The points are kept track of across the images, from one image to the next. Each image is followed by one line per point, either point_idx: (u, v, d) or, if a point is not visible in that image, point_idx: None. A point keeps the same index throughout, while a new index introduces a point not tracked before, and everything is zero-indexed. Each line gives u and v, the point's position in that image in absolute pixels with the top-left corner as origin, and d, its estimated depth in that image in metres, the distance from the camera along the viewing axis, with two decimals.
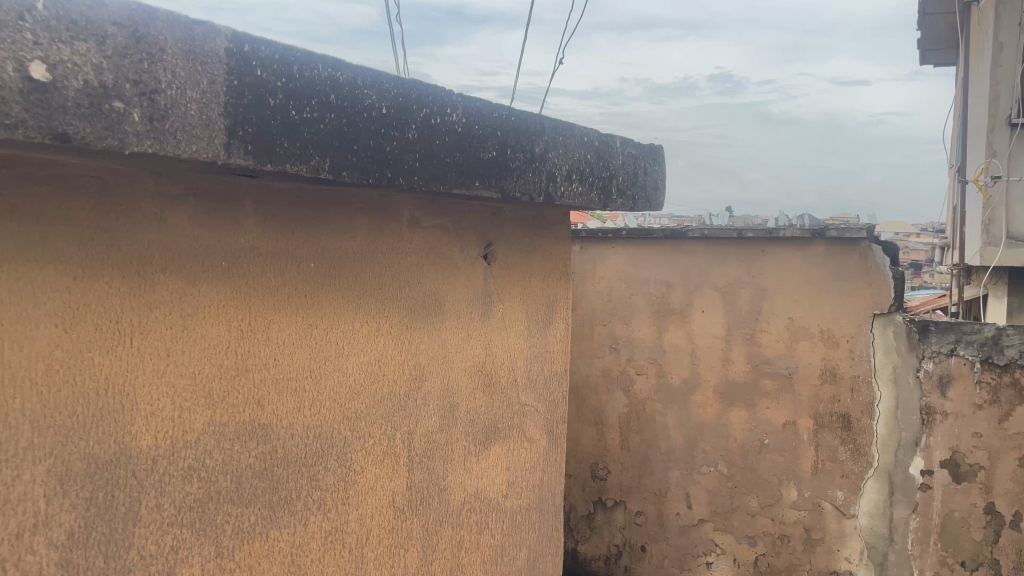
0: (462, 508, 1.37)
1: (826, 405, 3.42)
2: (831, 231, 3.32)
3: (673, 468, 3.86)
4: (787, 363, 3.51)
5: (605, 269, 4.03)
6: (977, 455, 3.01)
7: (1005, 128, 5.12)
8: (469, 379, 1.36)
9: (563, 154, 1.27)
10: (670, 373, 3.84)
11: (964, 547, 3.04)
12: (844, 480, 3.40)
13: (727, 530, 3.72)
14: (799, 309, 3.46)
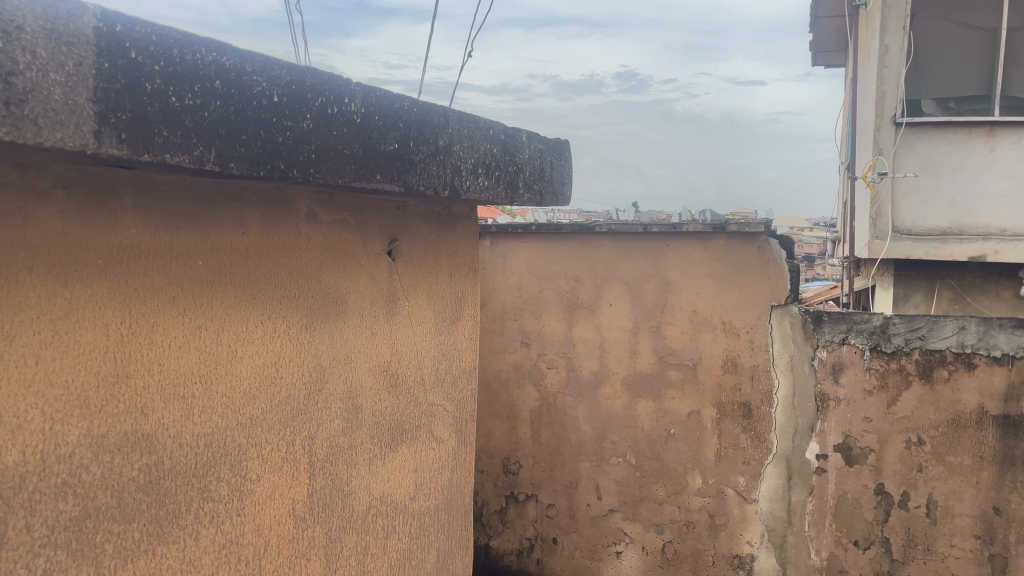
0: (367, 513, 1.33)
1: (727, 394, 3.52)
2: (731, 226, 3.39)
3: (583, 460, 3.89)
4: (691, 355, 3.59)
5: (514, 264, 4.01)
6: (868, 439, 3.20)
7: (890, 126, 5.39)
8: (374, 380, 1.32)
9: (468, 147, 1.24)
10: (579, 366, 3.87)
11: (857, 527, 3.25)
12: (745, 466, 3.50)
13: (635, 519, 3.78)
14: (702, 301, 3.55)
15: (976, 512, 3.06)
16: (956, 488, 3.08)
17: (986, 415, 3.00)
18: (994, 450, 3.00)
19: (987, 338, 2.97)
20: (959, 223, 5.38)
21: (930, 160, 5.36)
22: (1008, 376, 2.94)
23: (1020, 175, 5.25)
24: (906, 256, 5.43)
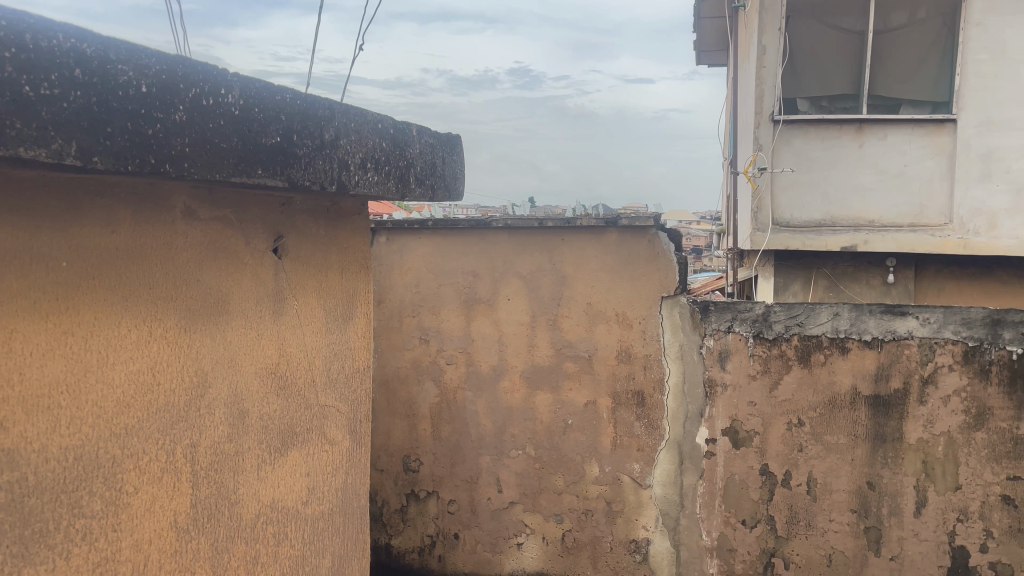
0: (256, 521, 1.28)
1: (622, 383, 3.62)
2: (623, 220, 3.48)
3: (483, 454, 3.89)
4: (587, 346, 3.66)
5: (411, 260, 3.92)
6: (752, 422, 3.35)
7: (768, 124, 5.66)
8: (261, 383, 1.27)
9: (356, 141, 1.21)
10: (478, 360, 3.85)
11: (743, 507, 3.41)
12: (640, 453, 3.64)
13: (535, 510, 3.83)
14: (596, 294, 3.61)
15: (852, 487, 3.28)
16: (833, 465, 3.28)
17: (859, 395, 3.21)
18: (866, 428, 3.22)
19: (858, 323, 3.17)
20: (832, 215, 5.71)
21: (806, 156, 5.66)
22: (878, 358, 3.16)
23: (886, 170, 5.62)
24: (784, 247, 5.72)
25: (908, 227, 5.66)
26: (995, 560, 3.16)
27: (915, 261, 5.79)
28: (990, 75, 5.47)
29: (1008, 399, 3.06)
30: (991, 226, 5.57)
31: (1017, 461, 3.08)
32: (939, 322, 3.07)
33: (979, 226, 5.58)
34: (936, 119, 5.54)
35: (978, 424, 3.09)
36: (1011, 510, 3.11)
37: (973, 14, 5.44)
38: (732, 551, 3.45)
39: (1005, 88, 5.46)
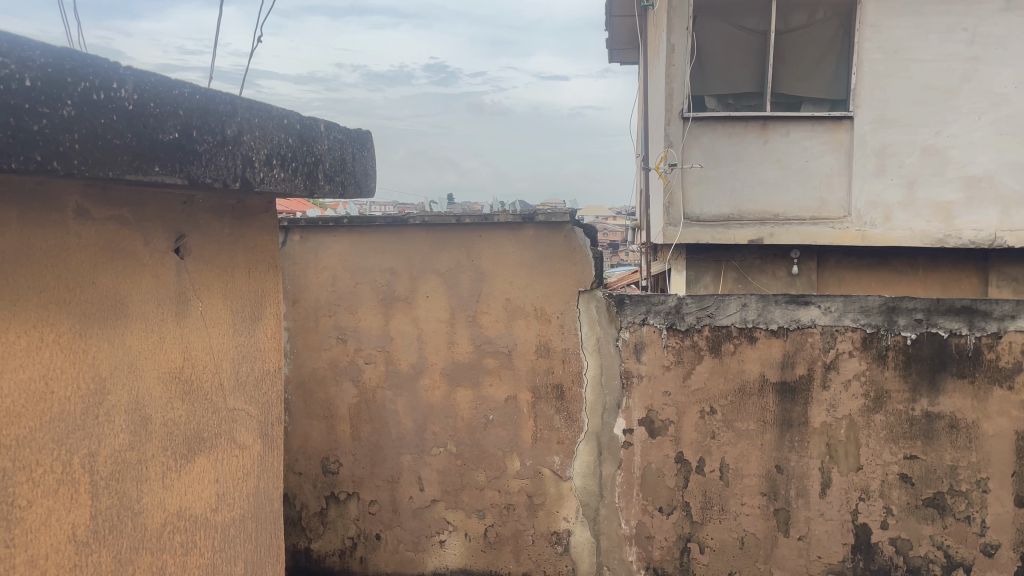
0: (162, 531, 1.24)
1: (542, 377, 3.63)
2: (540, 216, 3.48)
3: (404, 453, 3.83)
4: (507, 342, 3.65)
5: (326, 258, 3.84)
6: (667, 412, 3.50)
7: (678, 121, 5.84)
8: (164, 388, 1.23)
9: (260, 137, 1.18)
10: (397, 359, 3.79)
11: (660, 494, 3.56)
12: (560, 446, 3.65)
13: (458, 507, 3.79)
14: (515, 289, 3.61)
15: (762, 471, 3.45)
16: (744, 451, 3.45)
17: (767, 382, 3.40)
18: (774, 414, 3.41)
19: (765, 313, 3.35)
20: (740, 209, 5.91)
21: (714, 152, 5.85)
22: (784, 346, 3.36)
23: (790, 165, 5.83)
24: (695, 240, 5.95)
25: (810, 220, 5.90)
26: (895, 535, 3.40)
27: (817, 253, 6.05)
28: (884, 74, 5.76)
29: (903, 381, 3.31)
30: (886, 219, 5.87)
31: (912, 440, 3.33)
32: (839, 311, 3.30)
33: (875, 218, 5.88)
34: (835, 117, 5.78)
35: (877, 406, 3.34)
36: (907, 487, 3.36)
37: (868, 15, 5.69)
38: (651, 538, 3.59)
39: (897, 86, 5.76)
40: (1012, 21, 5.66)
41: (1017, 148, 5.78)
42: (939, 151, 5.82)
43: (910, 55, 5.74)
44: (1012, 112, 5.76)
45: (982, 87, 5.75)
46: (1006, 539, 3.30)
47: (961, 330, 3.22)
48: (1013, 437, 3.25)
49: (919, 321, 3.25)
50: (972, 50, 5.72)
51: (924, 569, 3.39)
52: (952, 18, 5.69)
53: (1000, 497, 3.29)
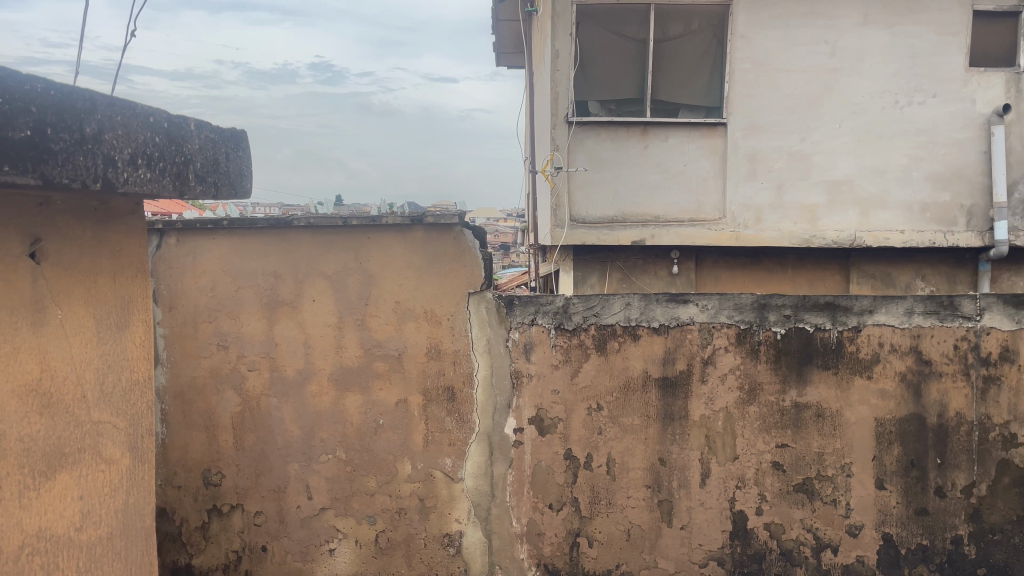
0: (19, 553, 1.16)
1: (432, 380, 3.60)
2: (428, 218, 3.46)
3: (291, 462, 3.72)
4: (396, 345, 3.60)
5: (205, 262, 3.69)
6: (556, 410, 3.58)
7: (563, 125, 6.01)
8: (19, 402, 1.15)
9: (123, 135, 1.13)
10: (283, 365, 3.68)
11: (550, 491, 3.62)
12: (451, 448, 3.63)
13: (347, 514, 3.71)
14: (404, 292, 3.57)
15: (646, 465, 3.57)
16: (630, 446, 3.57)
17: (650, 378, 3.53)
18: (657, 408, 3.55)
19: (647, 312, 3.49)
20: (623, 211, 6.13)
21: (597, 156, 6.05)
22: (665, 343, 3.51)
23: (670, 169, 6.07)
24: (581, 242, 6.13)
25: (689, 222, 6.15)
26: (769, 520, 3.59)
27: (695, 254, 6.34)
28: (753, 83, 6.05)
29: (775, 373, 3.51)
30: (757, 220, 6.19)
31: (783, 429, 3.53)
32: (715, 308, 3.48)
33: (748, 220, 6.19)
34: (710, 123, 6.05)
35: (751, 398, 3.53)
36: (780, 474, 3.56)
37: (738, 27, 5.97)
38: (541, 534, 3.65)
39: (765, 95, 6.07)
40: (869, 34, 6.01)
41: (874, 154, 6.17)
42: (805, 156, 6.16)
43: (778, 65, 6.05)
44: (869, 120, 6.13)
45: (843, 97, 6.10)
46: (868, 519, 3.56)
47: (825, 324, 3.47)
48: (872, 423, 3.51)
49: (787, 317, 3.47)
50: (834, 61, 6.06)
51: (795, 551, 3.61)
52: (816, 31, 6.01)
53: (862, 480, 3.54)
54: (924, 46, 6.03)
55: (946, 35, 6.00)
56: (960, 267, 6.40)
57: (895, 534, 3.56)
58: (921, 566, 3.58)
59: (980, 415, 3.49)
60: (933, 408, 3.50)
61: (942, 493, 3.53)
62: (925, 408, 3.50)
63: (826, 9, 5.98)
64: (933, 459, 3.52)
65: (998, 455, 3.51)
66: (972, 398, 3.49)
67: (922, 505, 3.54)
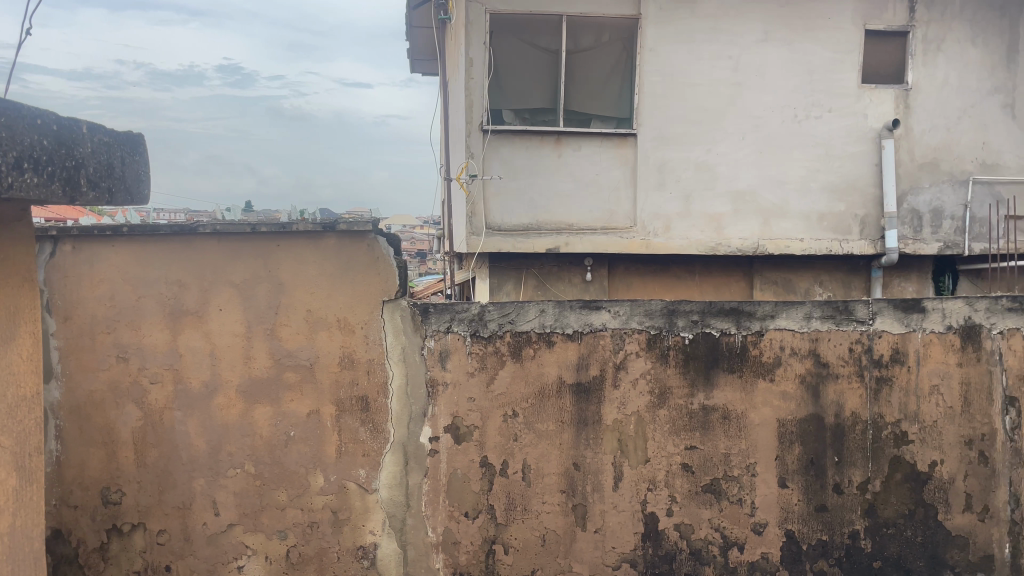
0: None
1: (345, 390, 3.54)
2: (341, 225, 3.40)
3: (196, 477, 3.59)
4: (308, 355, 3.52)
5: (103, 270, 3.51)
6: (472, 417, 3.59)
7: (478, 133, 6.03)
8: None
9: (7, 139, 1.09)
10: (188, 377, 3.55)
11: (466, 499, 3.62)
12: (365, 458, 3.57)
13: (257, 530, 3.60)
14: (315, 300, 3.50)
15: (561, 470, 3.61)
16: (544, 451, 3.60)
17: (564, 384, 3.59)
18: (571, 414, 3.60)
19: (561, 319, 3.55)
20: (538, 219, 6.19)
21: (512, 164, 6.11)
22: (579, 349, 3.58)
23: (583, 178, 6.18)
24: (496, 249, 6.16)
25: (601, 230, 6.27)
26: (679, 521, 3.68)
27: (608, 261, 6.47)
28: (661, 95, 6.22)
29: (683, 377, 3.61)
30: (666, 228, 6.35)
31: (691, 432, 3.64)
32: (627, 314, 3.57)
33: (657, 228, 6.34)
34: (621, 133, 6.20)
35: (661, 402, 3.62)
36: (689, 475, 3.65)
37: (647, 40, 6.14)
38: (457, 543, 3.64)
39: (673, 107, 6.25)
40: (768, 51, 6.28)
41: (776, 165, 6.41)
42: (711, 167, 6.37)
43: (684, 78, 6.24)
44: (770, 132, 6.38)
45: (745, 110, 6.33)
46: (772, 516, 3.69)
47: (730, 329, 3.60)
48: (775, 424, 3.65)
49: (695, 322, 3.59)
50: (736, 76, 6.29)
51: (704, 551, 3.71)
52: (719, 46, 6.23)
53: (766, 479, 3.67)
54: (819, 63, 6.32)
55: (840, 53, 6.31)
56: (854, 273, 6.74)
57: (797, 530, 3.71)
58: (821, 561, 3.73)
59: (873, 414, 3.69)
60: (831, 408, 3.67)
61: (841, 490, 3.70)
62: (824, 409, 3.67)
63: (729, 25, 6.22)
64: (831, 457, 3.69)
65: (890, 452, 3.70)
66: (866, 397, 3.68)
67: (822, 502, 3.70)
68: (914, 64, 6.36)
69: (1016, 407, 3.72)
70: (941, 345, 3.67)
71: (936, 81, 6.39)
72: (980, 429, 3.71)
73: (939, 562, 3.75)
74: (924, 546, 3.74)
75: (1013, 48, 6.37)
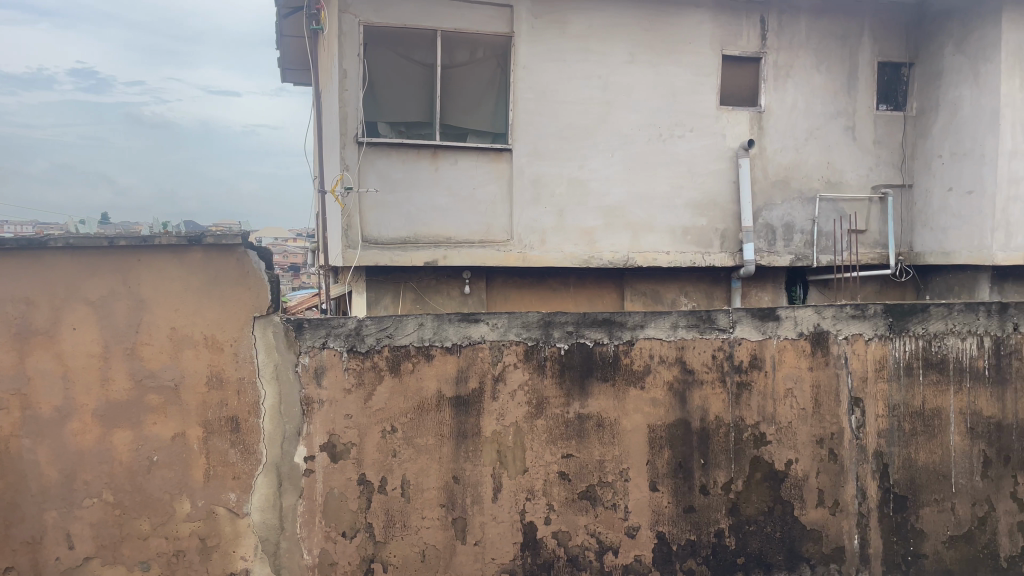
0: None
1: (214, 410, 3.40)
2: (208, 238, 3.27)
3: (48, 509, 3.33)
4: (172, 375, 3.35)
5: None
6: (349, 435, 3.53)
7: (353, 145, 5.95)
8: None
9: None
10: (37, 402, 3.29)
11: (343, 519, 3.55)
12: (235, 481, 3.42)
13: (117, 562, 3.38)
14: (181, 317, 3.34)
15: (440, 484, 3.61)
16: (423, 466, 3.59)
17: (443, 398, 3.60)
18: (450, 427, 3.61)
19: (440, 332, 3.58)
20: (415, 232, 6.17)
21: (388, 177, 6.07)
22: (457, 362, 3.61)
23: (459, 192, 6.23)
24: (373, 262, 6.09)
25: (478, 243, 6.32)
26: (556, 529, 3.75)
27: (485, 274, 6.55)
28: (535, 112, 6.36)
29: (559, 388, 3.71)
30: (541, 242, 6.48)
31: (568, 440, 3.73)
32: (504, 326, 3.64)
33: (533, 242, 6.46)
34: (496, 148, 6.29)
35: (538, 412, 3.70)
36: (566, 483, 3.74)
37: (521, 58, 6.26)
38: (333, 564, 3.56)
39: (546, 124, 6.40)
40: (635, 71, 6.55)
41: (644, 181, 6.68)
42: (583, 182, 6.55)
43: (556, 96, 6.40)
44: (638, 150, 6.64)
45: (615, 128, 6.57)
46: (643, 520, 3.83)
47: (603, 339, 3.74)
48: (646, 430, 3.80)
49: (570, 333, 3.70)
50: (606, 95, 6.52)
51: (581, 556, 3.79)
52: (590, 66, 6.44)
53: (638, 484, 3.81)
54: (682, 85, 6.66)
55: (700, 76, 6.69)
56: (716, 284, 7.12)
57: (667, 531, 3.86)
58: (690, 560, 3.89)
59: (735, 418, 3.90)
60: (696, 413, 3.86)
61: (706, 491, 3.89)
62: (690, 414, 3.85)
63: (598, 45, 6.44)
64: (697, 459, 3.87)
65: (751, 453, 3.93)
66: (728, 401, 3.89)
67: (690, 503, 3.87)
68: (766, 88, 6.81)
69: (860, 407, 4.04)
70: (794, 351, 3.94)
71: (786, 104, 6.85)
72: (829, 429, 4.01)
73: (796, 555, 4.01)
74: (782, 541, 3.99)
75: (852, 75, 6.93)
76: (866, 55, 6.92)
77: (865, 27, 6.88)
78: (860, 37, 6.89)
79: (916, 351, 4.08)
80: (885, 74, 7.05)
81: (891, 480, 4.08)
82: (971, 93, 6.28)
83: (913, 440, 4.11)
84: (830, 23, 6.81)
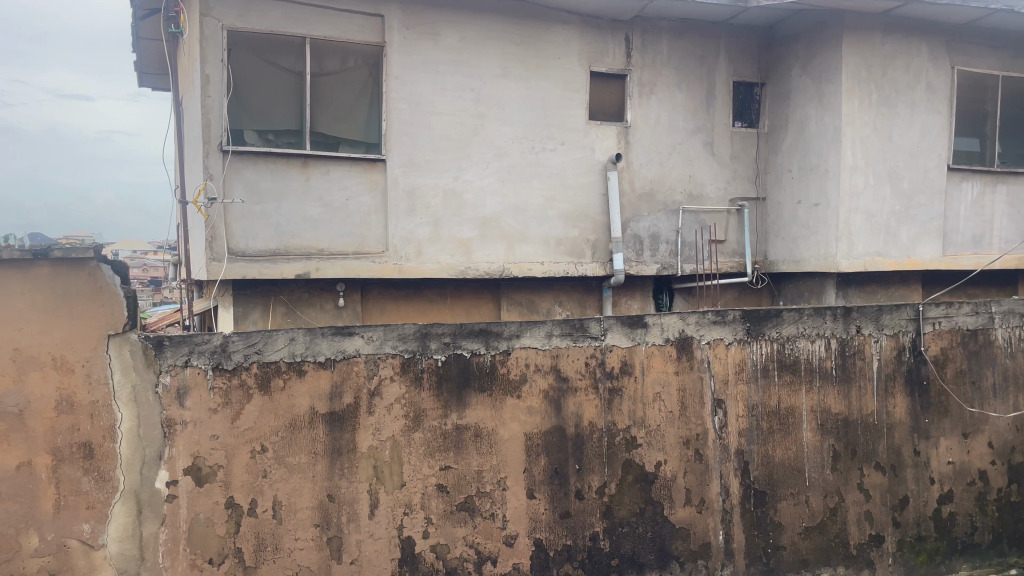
0: None
1: (64, 436, 3.15)
2: (55, 251, 3.05)
3: None
4: (16, 400, 3.09)
5: None
6: (215, 456, 3.37)
7: (218, 153, 5.74)
8: None
9: None
10: None
11: (210, 545, 3.37)
12: (89, 511, 3.18)
13: None
14: (24, 337, 3.07)
15: (314, 503, 3.51)
16: (296, 485, 3.48)
17: (316, 414, 3.51)
18: (325, 444, 3.52)
19: (312, 346, 3.49)
20: (285, 243, 5.99)
21: (256, 186, 5.88)
22: (331, 377, 3.53)
23: (331, 203, 6.10)
24: (241, 275, 5.86)
25: (352, 255, 6.20)
26: (434, 542, 3.71)
27: (360, 286, 6.44)
28: (409, 123, 6.33)
29: (436, 400, 3.70)
30: (417, 253, 6.43)
31: (446, 452, 3.72)
32: (379, 339, 3.59)
33: (409, 253, 6.40)
34: (370, 159, 6.21)
35: (416, 425, 3.67)
36: (444, 495, 3.72)
37: (393, 68, 6.22)
38: None
39: (419, 134, 6.38)
40: (506, 85, 6.64)
41: (517, 193, 6.77)
42: (458, 194, 6.56)
43: (429, 107, 6.40)
44: (511, 162, 6.73)
45: (488, 140, 6.63)
46: (521, 528, 3.86)
47: (479, 349, 3.76)
48: (523, 438, 3.85)
49: (446, 344, 3.70)
50: (478, 107, 6.58)
51: (459, 568, 3.76)
52: (462, 78, 6.48)
53: (515, 492, 3.84)
54: (552, 99, 6.81)
55: (570, 91, 6.87)
56: (588, 293, 7.30)
57: (545, 538, 3.91)
58: (566, 564, 3.95)
59: (607, 423, 4.02)
60: (571, 419, 3.94)
61: (581, 495, 3.97)
62: (565, 420, 3.93)
63: (470, 58, 6.48)
64: (573, 465, 3.95)
65: (623, 456, 4.05)
66: (601, 407, 4.00)
67: (566, 508, 3.94)
68: (632, 104, 7.08)
69: (723, 408, 4.25)
70: (661, 356, 4.11)
71: (650, 120, 7.14)
72: (695, 430, 4.19)
73: (667, 554, 4.15)
74: (654, 541, 4.12)
75: (710, 94, 7.31)
76: (722, 75, 7.31)
77: (721, 48, 7.27)
78: (716, 57, 7.28)
79: (771, 353, 4.35)
80: (739, 93, 7.48)
81: (752, 477, 4.31)
82: (816, 112, 6.78)
83: (771, 438, 4.36)
84: (690, 44, 7.17)
